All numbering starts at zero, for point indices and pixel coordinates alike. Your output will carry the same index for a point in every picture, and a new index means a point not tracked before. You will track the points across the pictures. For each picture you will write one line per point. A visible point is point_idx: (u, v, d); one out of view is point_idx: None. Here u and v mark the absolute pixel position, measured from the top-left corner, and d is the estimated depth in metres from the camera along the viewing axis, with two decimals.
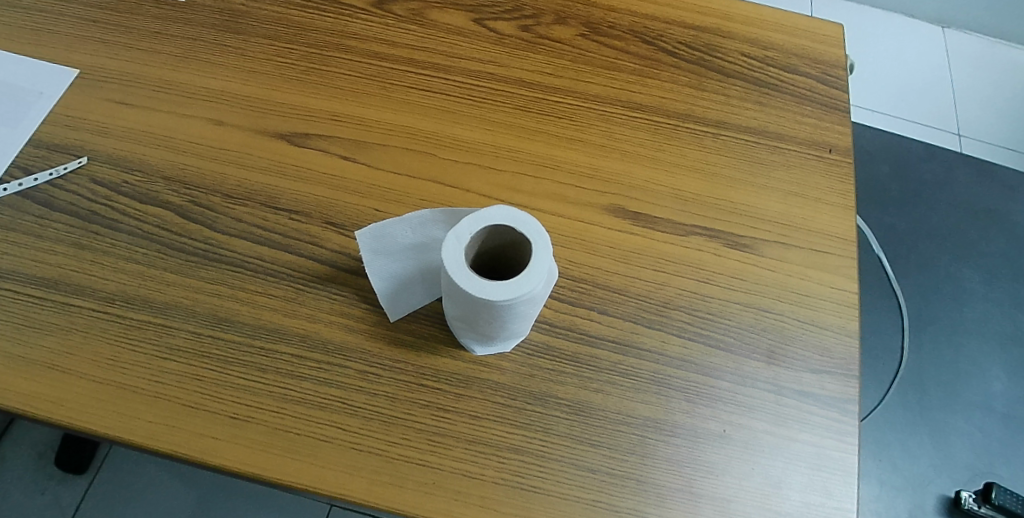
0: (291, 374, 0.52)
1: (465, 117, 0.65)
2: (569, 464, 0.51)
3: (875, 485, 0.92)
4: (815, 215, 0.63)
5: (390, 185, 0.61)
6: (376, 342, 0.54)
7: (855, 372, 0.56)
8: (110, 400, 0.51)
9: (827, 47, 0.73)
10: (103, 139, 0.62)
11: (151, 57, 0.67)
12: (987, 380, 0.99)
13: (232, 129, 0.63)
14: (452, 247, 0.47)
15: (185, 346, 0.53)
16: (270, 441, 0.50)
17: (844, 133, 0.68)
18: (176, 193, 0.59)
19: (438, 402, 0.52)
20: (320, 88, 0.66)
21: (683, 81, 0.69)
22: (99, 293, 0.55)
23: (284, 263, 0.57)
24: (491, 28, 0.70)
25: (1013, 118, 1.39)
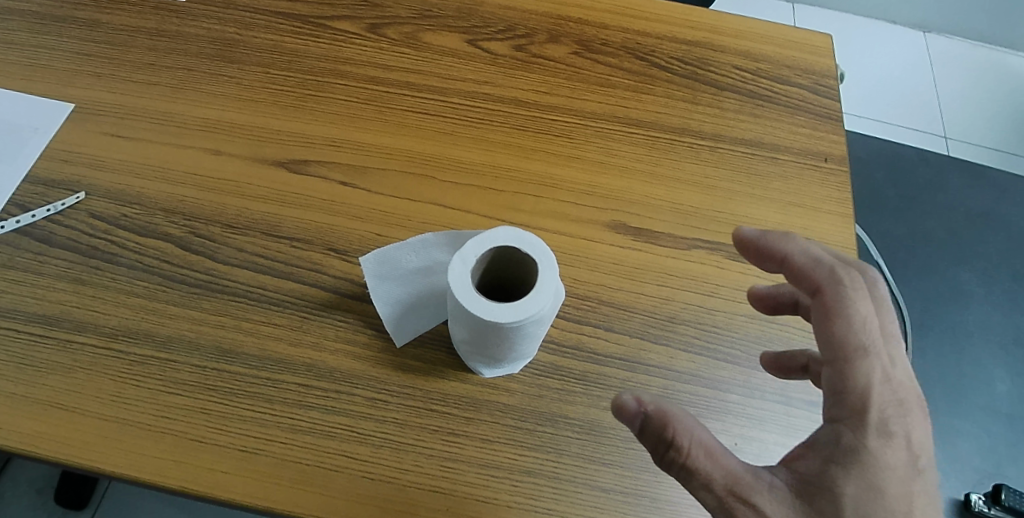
0: (299, 404, 0.52)
1: (463, 139, 0.65)
2: (583, 484, 0.50)
3: None
4: (814, 224, 0.64)
5: (390, 209, 0.61)
6: (383, 368, 0.54)
7: None
8: (116, 438, 0.50)
9: (816, 57, 0.74)
10: (100, 173, 0.61)
11: (146, 90, 0.66)
12: (990, 381, 1.00)
13: (230, 158, 0.63)
14: (458, 270, 0.47)
15: (191, 379, 0.52)
16: (280, 473, 0.49)
17: (839, 143, 0.69)
18: (176, 225, 0.59)
19: (449, 427, 0.52)
20: (317, 115, 0.66)
21: (678, 95, 0.70)
22: (101, 329, 0.54)
23: (287, 291, 0.56)
24: (485, 49, 0.71)
25: (996, 119, 1.42)
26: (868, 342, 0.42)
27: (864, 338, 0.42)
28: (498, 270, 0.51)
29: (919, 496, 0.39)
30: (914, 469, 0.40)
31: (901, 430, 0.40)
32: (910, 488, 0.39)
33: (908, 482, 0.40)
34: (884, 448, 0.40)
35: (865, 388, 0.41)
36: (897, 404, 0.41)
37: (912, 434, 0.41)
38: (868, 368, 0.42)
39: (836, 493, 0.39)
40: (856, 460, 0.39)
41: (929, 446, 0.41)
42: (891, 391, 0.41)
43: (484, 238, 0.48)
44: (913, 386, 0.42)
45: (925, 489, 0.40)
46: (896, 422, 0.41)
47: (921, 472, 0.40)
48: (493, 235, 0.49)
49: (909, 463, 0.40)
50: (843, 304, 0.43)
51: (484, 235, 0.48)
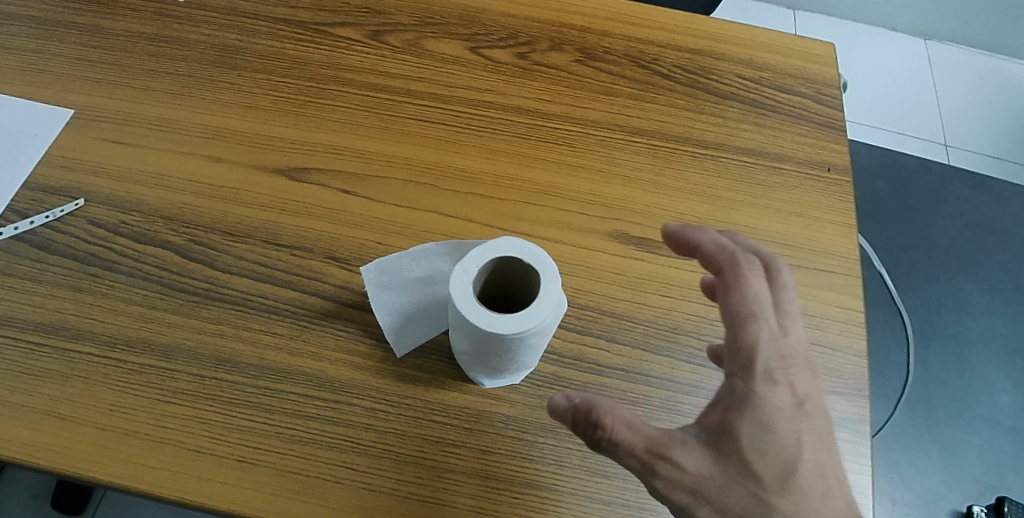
0: (298, 414, 0.51)
1: (465, 147, 0.65)
2: (585, 497, 0.50)
3: (890, 503, 0.92)
4: (817, 234, 0.63)
5: (392, 218, 0.60)
6: (383, 378, 0.53)
7: (865, 392, 0.56)
8: (113, 448, 0.49)
9: (819, 66, 0.74)
10: (100, 179, 0.61)
11: (147, 96, 0.66)
12: (993, 393, 1.00)
13: (231, 165, 0.63)
14: (460, 279, 0.47)
15: (189, 388, 0.52)
16: (279, 484, 0.49)
17: (841, 152, 0.68)
18: (176, 232, 0.59)
19: (449, 438, 0.51)
20: (318, 122, 0.65)
21: (681, 104, 0.69)
22: (99, 337, 0.53)
23: (287, 300, 0.56)
24: (487, 56, 0.70)
25: (997, 127, 1.42)
26: (755, 304, 0.43)
27: (754, 304, 0.43)
28: (500, 280, 0.51)
29: (808, 433, 0.41)
30: (802, 411, 0.41)
31: (785, 377, 0.41)
32: (798, 428, 0.41)
33: (796, 420, 0.41)
34: (770, 394, 0.41)
35: (750, 346, 0.42)
36: (780, 357, 0.42)
37: (799, 380, 0.42)
38: (755, 328, 0.42)
39: (729, 436, 0.40)
40: (746, 407, 0.41)
41: (817, 391, 0.42)
42: (777, 347, 0.42)
43: (486, 247, 0.48)
44: (804, 342, 0.43)
45: (815, 426, 0.41)
46: (781, 372, 0.42)
47: (809, 414, 0.41)
48: (496, 245, 0.48)
49: (797, 407, 0.41)
50: (737, 274, 0.44)
51: (486, 245, 0.48)
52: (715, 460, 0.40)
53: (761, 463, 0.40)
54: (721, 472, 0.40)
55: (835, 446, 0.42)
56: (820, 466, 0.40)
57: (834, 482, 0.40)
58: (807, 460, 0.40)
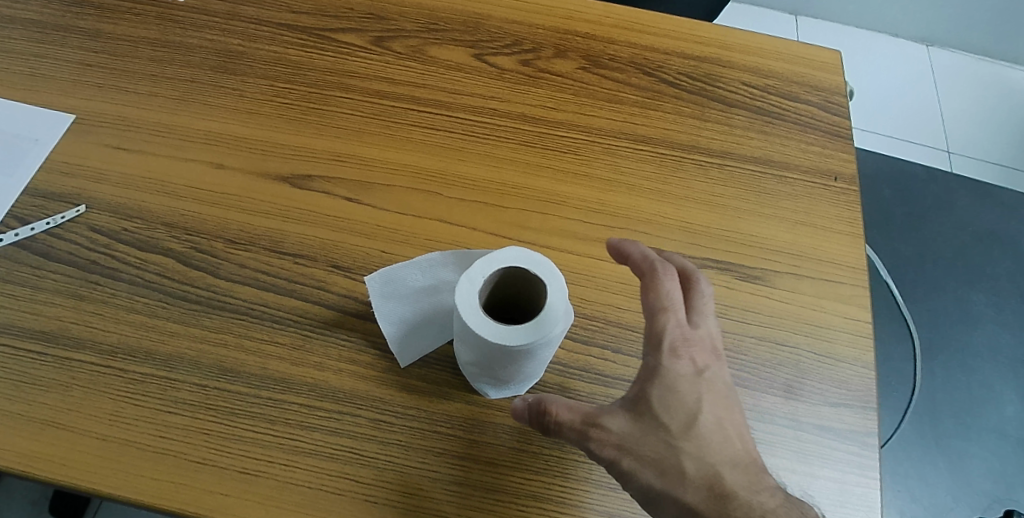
0: (301, 425, 0.51)
1: (469, 154, 0.64)
2: (591, 510, 0.49)
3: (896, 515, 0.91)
4: (824, 244, 0.63)
5: (395, 226, 0.60)
6: (387, 389, 0.53)
7: (873, 404, 0.55)
8: (113, 459, 0.49)
9: (826, 74, 0.73)
10: (101, 186, 0.61)
11: (149, 101, 0.66)
12: (1000, 404, 0.99)
13: (233, 172, 0.62)
14: (466, 290, 0.47)
15: (191, 398, 0.51)
16: (281, 496, 0.48)
17: (848, 161, 0.68)
18: (177, 240, 0.58)
19: (453, 450, 0.51)
20: (321, 128, 0.65)
21: (686, 112, 0.69)
22: (100, 346, 0.53)
23: (290, 309, 0.55)
24: (491, 63, 0.70)
25: (1000, 134, 1.41)
26: (664, 292, 0.46)
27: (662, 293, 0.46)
28: (506, 290, 0.51)
29: (709, 395, 0.45)
30: (704, 378, 0.45)
31: (688, 350, 0.45)
32: (700, 390, 0.45)
33: (699, 384, 0.45)
34: (674, 364, 0.44)
35: (659, 326, 0.45)
36: (684, 335, 0.46)
37: (701, 351, 0.46)
38: (663, 312, 0.46)
39: (641, 398, 0.44)
40: (655, 377, 0.44)
41: (718, 361, 0.46)
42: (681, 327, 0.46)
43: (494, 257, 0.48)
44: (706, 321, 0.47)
45: (715, 388, 0.45)
46: (686, 346, 0.45)
47: (711, 380, 0.45)
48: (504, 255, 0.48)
49: (700, 374, 0.45)
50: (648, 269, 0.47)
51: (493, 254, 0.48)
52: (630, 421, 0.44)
53: (669, 418, 0.44)
54: (636, 429, 0.44)
55: (735, 404, 0.46)
56: (721, 420, 0.44)
57: (733, 433, 0.44)
58: (710, 413, 0.44)
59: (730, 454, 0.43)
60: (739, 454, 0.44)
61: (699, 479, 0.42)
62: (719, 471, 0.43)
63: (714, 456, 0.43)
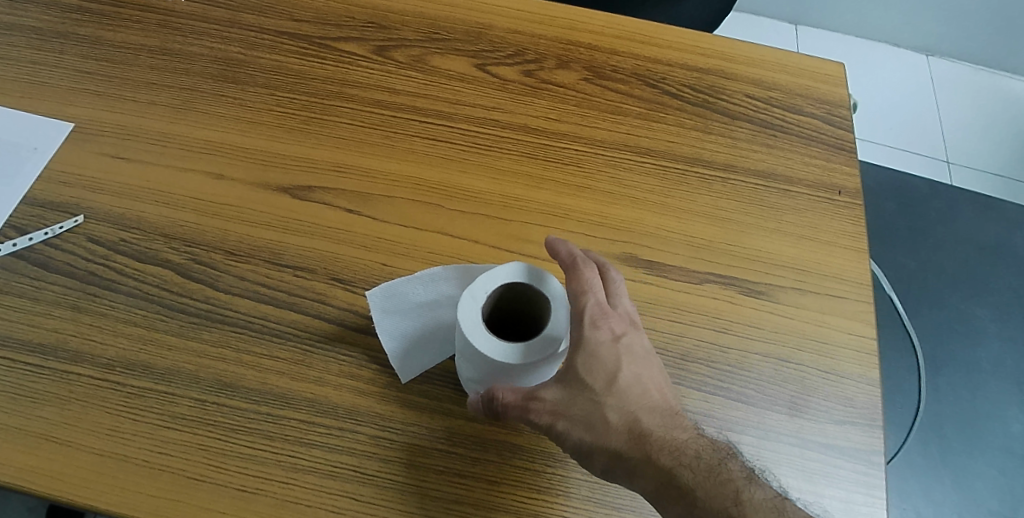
0: (300, 441, 0.50)
1: (471, 165, 0.64)
2: None
3: None
4: (828, 259, 0.63)
5: (397, 238, 0.59)
6: (388, 405, 0.52)
7: (879, 423, 0.55)
8: (110, 476, 0.48)
9: (830, 87, 0.73)
10: (100, 195, 0.60)
11: (149, 110, 0.65)
12: (1005, 420, 0.99)
13: (233, 182, 0.61)
14: (469, 306, 0.46)
15: (189, 413, 0.51)
16: (279, 514, 0.47)
17: (852, 175, 0.68)
18: (177, 251, 0.58)
19: (455, 468, 0.50)
20: (322, 138, 0.64)
21: (689, 124, 0.69)
22: (98, 359, 0.52)
23: (290, 323, 0.55)
24: (494, 74, 0.69)
25: (1000, 145, 1.41)
26: (585, 277, 0.49)
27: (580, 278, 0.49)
28: (510, 306, 0.50)
29: (629, 358, 0.47)
30: (622, 344, 0.47)
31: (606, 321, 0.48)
32: (620, 354, 0.47)
33: (619, 348, 0.47)
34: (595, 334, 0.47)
35: (582, 305, 0.47)
36: (603, 308, 0.48)
37: (618, 320, 0.48)
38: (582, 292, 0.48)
39: (568, 366, 0.46)
40: (579, 347, 0.46)
41: (635, 330, 0.49)
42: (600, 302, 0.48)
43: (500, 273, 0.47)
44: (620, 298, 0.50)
45: (634, 352, 0.48)
46: (605, 318, 0.48)
47: (630, 345, 0.48)
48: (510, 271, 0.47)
49: (618, 340, 0.47)
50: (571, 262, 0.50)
51: (499, 270, 0.47)
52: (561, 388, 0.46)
53: (593, 379, 0.46)
54: (564, 393, 0.45)
55: (654, 366, 0.48)
56: (640, 380, 0.47)
57: (652, 389, 0.47)
58: (628, 370, 0.47)
59: (650, 404, 0.46)
60: (658, 404, 0.46)
61: (623, 428, 0.44)
62: (641, 419, 0.45)
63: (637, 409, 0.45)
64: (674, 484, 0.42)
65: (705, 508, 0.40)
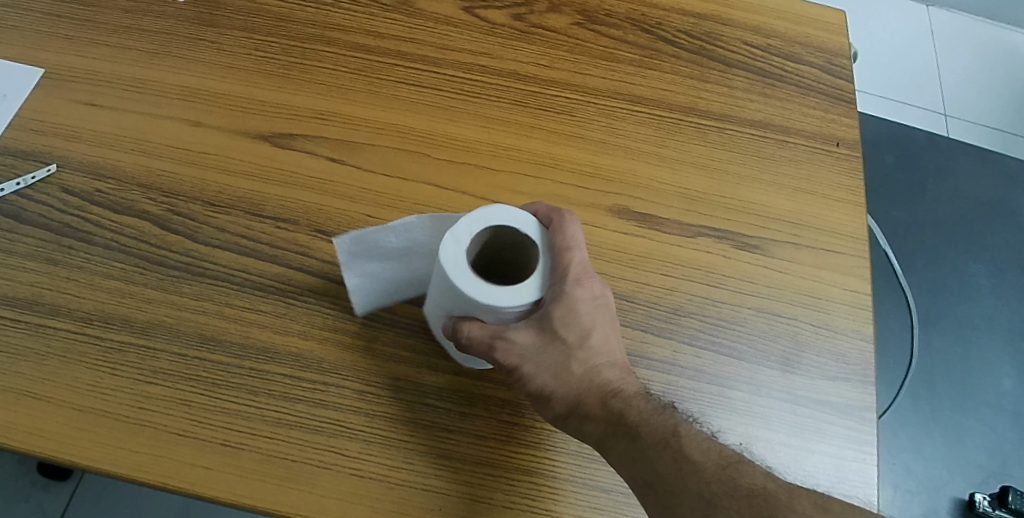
0: (285, 396, 0.49)
1: (459, 114, 0.62)
2: (582, 484, 0.48)
3: (890, 489, 0.92)
4: (824, 213, 0.61)
5: (382, 189, 0.57)
6: (374, 360, 0.51)
7: (872, 379, 0.55)
8: (91, 431, 0.47)
9: (830, 34, 0.71)
10: (73, 144, 0.57)
11: (120, 53, 0.62)
12: (997, 377, 1.00)
13: (212, 130, 0.59)
14: (452, 250, 0.43)
15: (171, 368, 0.49)
16: (266, 469, 0.47)
17: (850, 126, 0.66)
18: (154, 202, 0.55)
19: (441, 423, 0.50)
20: (303, 84, 0.61)
21: (685, 72, 0.66)
22: (75, 313, 0.51)
23: (273, 276, 0.53)
24: (482, 17, 0.66)
25: (999, 98, 1.39)
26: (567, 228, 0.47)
27: (568, 238, 0.46)
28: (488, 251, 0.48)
29: (601, 318, 0.47)
30: (598, 303, 0.47)
31: (588, 280, 0.46)
32: (595, 313, 0.47)
33: (595, 309, 0.47)
34: (577, 291, 0.46)
35: (567, 262, 0.45)
36: (587, 268, 0.47)
37: (598, 281, 0.48)
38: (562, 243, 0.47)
39: (544, 313, 0.45)
40: (558, 303, 0.45)
41: (609, 293, 0.49)
42: (585, 262, 0.47)
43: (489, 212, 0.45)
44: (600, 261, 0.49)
45: (607, 314, 0.48)
46: (588, 277, 0.47)
47: (604, 306, 0.48)
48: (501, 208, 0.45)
49: (596, 301, 0.47)
50: (561, 220, 0.47)
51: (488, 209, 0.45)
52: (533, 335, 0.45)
53: (566, 332, 0.46)
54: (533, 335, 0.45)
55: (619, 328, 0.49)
56: (608, 339, 0.48)
57: (617, 349, 0.48)
58: (599, 329, 0.47)
59: (612, 360, 0.47)
60: (619, 362, 0.47)
61: (585, 377, 0.46)
62: (603, 374, 0.46)
63: (599, 362, 0.47)
64: (624, 427, 0.44)
65: (648, 445, 0.43)
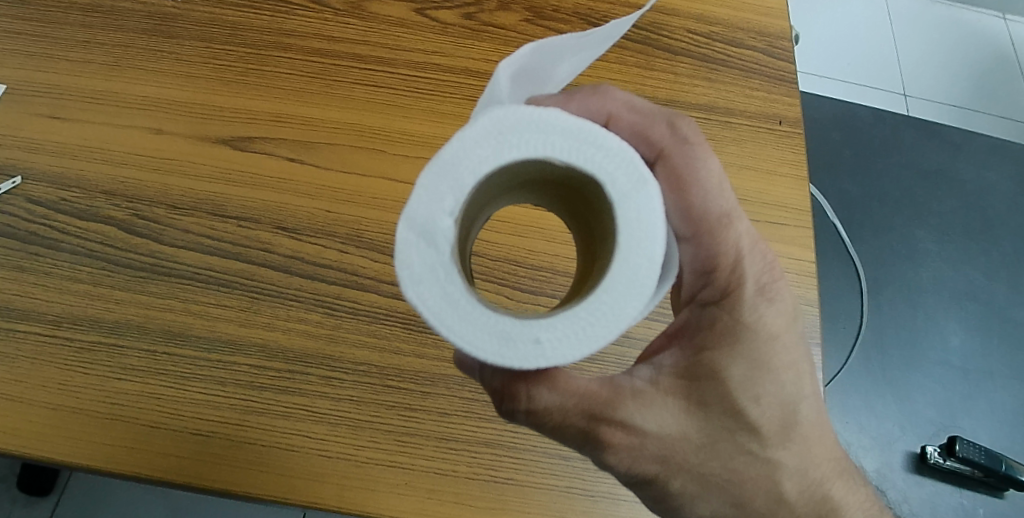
0: (251, 385, 0.51)
1: (414, 111, 0.64)
2: (542, 452, 0.51)
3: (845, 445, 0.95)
4: (767, 188, 0.64)
5: (341, 185, 0.60)
6: (337, 346, 0.53)
7: (816, 340, 0.58)
8: (63, 427, 0.49)
9: (772, 19, 0.73)
10: (37, 156, 0.59)
11: (80, 68, 0.63)
12: (946, 337, 1.03)
13: (173, 137, 0.61)
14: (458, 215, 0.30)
15: (140, 364, 0.51)
16: (235, 454, 0.50)
17: (791, 105, 0.69)
18: (118, 207, 0.57)
19: (405, 402, 0.52)
20: (260, 89, 0.63)
21: (631, 61, 0.69)
22: (45, 316, 0.52)
23: (236, 272, 0.55)
24: (433, 18, 0.67)
25: (952, 77, 1.44)
26: (726, 234, 0.43)
27: (722, 203, 0.43)
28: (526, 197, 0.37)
29: (800, 364, 0.42)
30: (795, 323, 0.42)
31: (778, 297, 0.42)
32: (786, 386, 0.41)
33: (790, 380, 0.41)
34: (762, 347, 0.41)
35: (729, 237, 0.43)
36: (765, 277, 0.42)
37: (782, 302, 0.42)
38: (745, 259, 0.42)
39: (704, 387, 0.40)
40: (734, 343, 0.40)
41: (789, 319, 0.42)
42: (757, 251, 0.43)
43: (506, 147, 0.30)
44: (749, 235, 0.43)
45: (802, 357, 0.42)
46: (772, 286, 0.42)
47: (799, 364, 0.42)
48: (528, 115, 0.30)
49: (786, 348, 0.41)
50: (689, 167, 0.43)
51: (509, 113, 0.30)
52: (715, 424, 0.40)
53: (764, 431, 0.40)
54: (717, 446, 0.40)
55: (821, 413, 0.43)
56: (815, 410, 0.42)
57: (821, 422, 0.42)
58: (806, 410, 0.42)
59: (827, 454, 0.42)
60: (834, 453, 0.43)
61: (801, 494, 0.41)
62: (817, 480, 0.41)
63: (813, 466, 0.41)
64: None
65: None
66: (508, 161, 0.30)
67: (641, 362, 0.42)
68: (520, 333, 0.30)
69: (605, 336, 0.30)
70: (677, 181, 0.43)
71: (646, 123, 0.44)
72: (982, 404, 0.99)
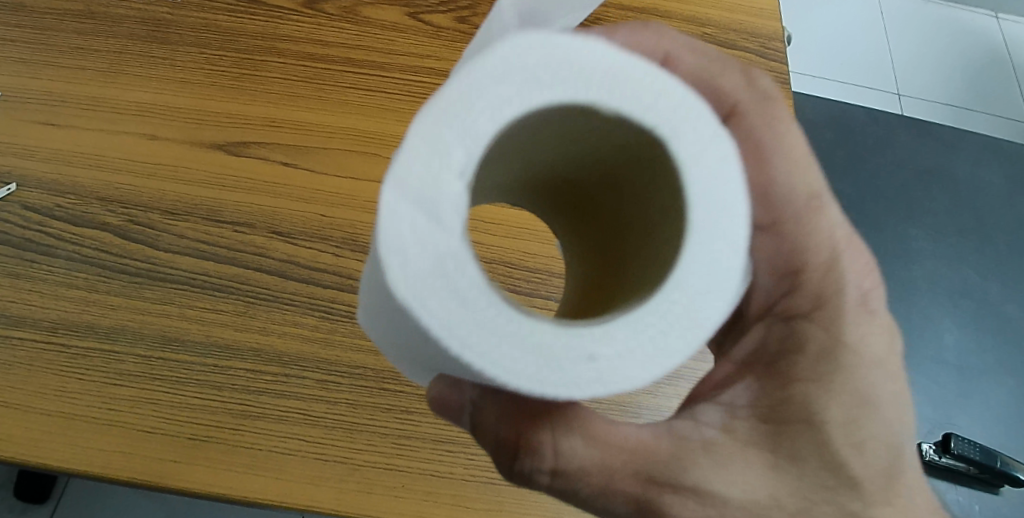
0: (248, 389, 0.51)
1: (408, 115, 0.64)
2: None
3: None
4: None
5: (335, 189, 0.60)
6: (333, 350, 0.53)
7: None
8: (60, 433, 0.49)
9: (763, 21, 0.73)
10: (32, 163, 0.59)
11: (73, 74, 0.63)
12: (940, 335, 1.03)
13: (167, 143, 0.61)
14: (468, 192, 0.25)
15: (137, 369, 0.52)
16: (231, 459, 0.50)
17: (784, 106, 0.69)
18: (113, 213, 0.57)
19: (402, 405, 0.52)
20: (254, 95, 0.63)
21: None
22: (41, 323, 0.53)
23: (232, 277, 0.55)
24: (426, 21, 0.68)
25: (943, 76, 1.45)
26: (818, 219, 0.42)
27: (812, 186, 0.42)
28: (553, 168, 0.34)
29: (898, 402, 0.40)
30: (891, 338, 0.40)
31: (873, 308, 0.40)
32: (882, 427, 0.39)
33: (886, 422, 0.39)
34: (863, 381, 0.38)
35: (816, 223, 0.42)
36: (858, 278, 0.41)
37: (878, 319, 0.40)
38: (824, 240, 0.41)
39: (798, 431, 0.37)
40: (833, 378, 0.38)
41: (886, 336, 0.40)
42: (846, 247, 0.42)
43: (536, 87, 0.26)
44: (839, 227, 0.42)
45: (900, 395, 0.40)
46: (868, 300, 0.40)
47: (896, 403, 0.40)
48: (558, 45, 0.26)
49: (887, 387, 0.39)
50: (775, 142, 0.43)
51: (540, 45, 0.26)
52: (807, 476, 0.37)
53: (863, 483, 0.38)
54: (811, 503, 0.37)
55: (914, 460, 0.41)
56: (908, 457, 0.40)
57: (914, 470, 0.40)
58: (904, 459, 0.40)
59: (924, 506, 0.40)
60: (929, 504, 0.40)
61: None
62: None
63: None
64: None
65: None
66: (536, 106, 0.26)
67: (706, 401, 0.40)
68: (569, 349, 0.26)
69: (677, 344, 0.27)
70: (756, 148, 0.43)
71: (715, 69, 0.45)
72: (976, 401, 1.00)
